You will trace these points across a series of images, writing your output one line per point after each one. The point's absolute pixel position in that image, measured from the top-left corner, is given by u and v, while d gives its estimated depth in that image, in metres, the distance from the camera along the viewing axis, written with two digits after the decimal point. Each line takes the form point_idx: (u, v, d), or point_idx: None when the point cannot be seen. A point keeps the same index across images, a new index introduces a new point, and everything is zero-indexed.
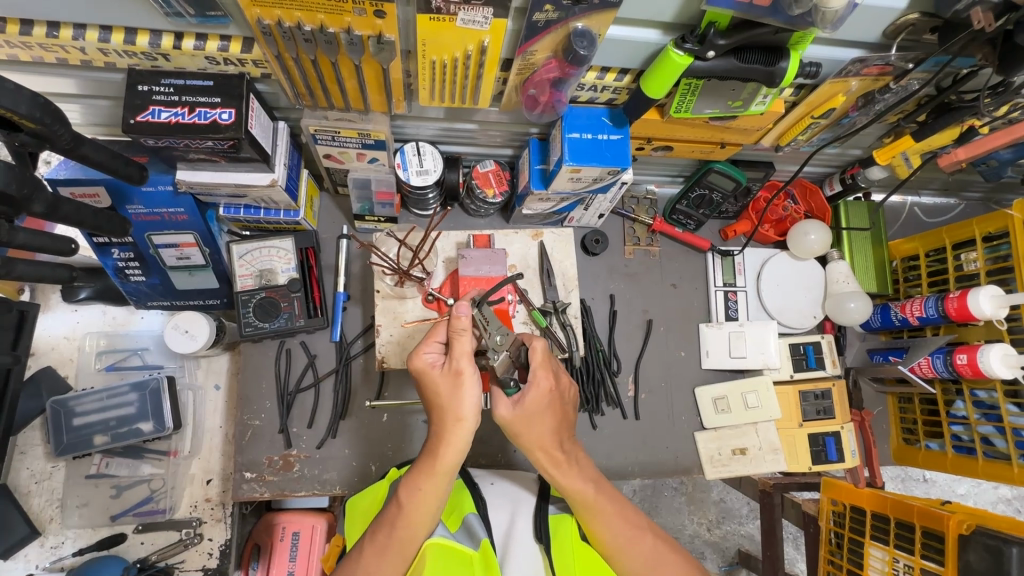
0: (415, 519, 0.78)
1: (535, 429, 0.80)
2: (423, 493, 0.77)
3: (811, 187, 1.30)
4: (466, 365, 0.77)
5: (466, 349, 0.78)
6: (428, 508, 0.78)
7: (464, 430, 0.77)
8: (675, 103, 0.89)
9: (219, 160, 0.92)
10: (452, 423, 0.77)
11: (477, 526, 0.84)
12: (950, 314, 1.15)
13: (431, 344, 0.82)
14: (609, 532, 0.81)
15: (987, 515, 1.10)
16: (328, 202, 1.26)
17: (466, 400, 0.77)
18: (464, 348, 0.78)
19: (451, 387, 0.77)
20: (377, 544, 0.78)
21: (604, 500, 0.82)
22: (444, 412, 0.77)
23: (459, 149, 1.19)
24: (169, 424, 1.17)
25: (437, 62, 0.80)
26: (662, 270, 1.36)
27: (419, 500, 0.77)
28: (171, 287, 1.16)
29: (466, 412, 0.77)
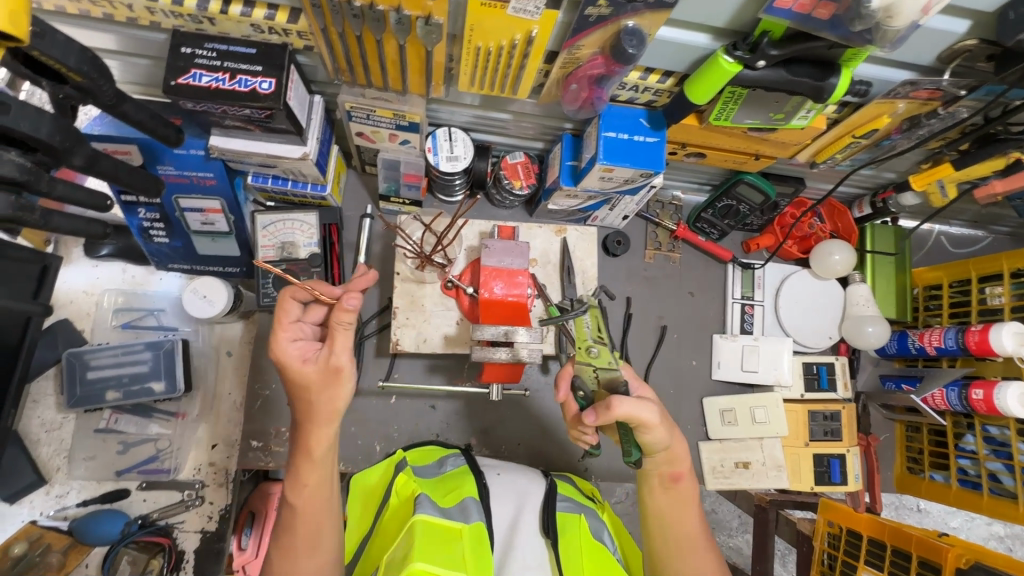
0: (309, 512, 0.77)
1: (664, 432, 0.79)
2: (307, 489, 0.77)
3: (839, 207, 1.29)
4: (345, 359, 0.76)
5: (349, 342, 0.77)
6: (314, 497, 0.78)
7: (327, 427, 0.77)
8: (716, 111, 0.88)
9: (254, 129, 0.92)
10: (327, 418, 0.76)
11: (473, 509, 0.83)
12: (969, 347, 1.14)
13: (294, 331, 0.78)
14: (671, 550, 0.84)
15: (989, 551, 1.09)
16: (354, 180, 1.25)
17: (342, 395, 0.77)
18: (346, 341, 0.76)
19: (330, 381, 0.75)
20: (281, 550, 0.77)
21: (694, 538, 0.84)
22: (316, 407, 0.76)
23: (490, 138, 1.18)
24: (181, 386, 1.18)
25: (483, 48, 0.79)
26: (681, 278, 1.35)
27: (302, 487, 0.77)
28: (193, 251, 1.17)
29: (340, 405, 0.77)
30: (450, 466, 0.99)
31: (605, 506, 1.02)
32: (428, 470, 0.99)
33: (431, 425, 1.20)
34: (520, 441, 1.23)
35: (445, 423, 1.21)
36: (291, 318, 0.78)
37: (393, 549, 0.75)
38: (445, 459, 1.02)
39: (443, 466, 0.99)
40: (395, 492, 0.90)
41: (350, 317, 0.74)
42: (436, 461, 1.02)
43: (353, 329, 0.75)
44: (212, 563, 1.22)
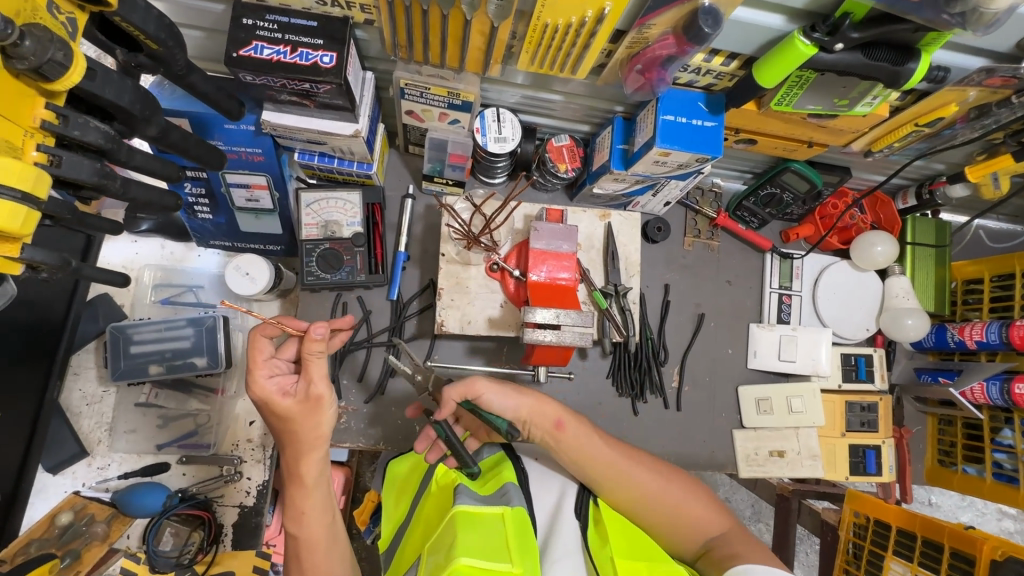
0: (317, 539, 0.82)
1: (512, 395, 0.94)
2: (307, 516, 0.82)
3: (883, 198, 1.28)
4: (324, 389, 0.82)
5: (324, 373, 0.82)
6: (319, 522, 0.83)
7: (316, 454, 0.82)
8: (779, 96, 0.87)
9: (309, 104, 0.91)
10: (312, 444, 0.82)
11: (514, 493, 0.83)
12: (1013, 341, 1.14)
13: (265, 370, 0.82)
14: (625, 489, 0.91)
15: None
16: (396, 160, 1.24)
17: (325, 420, 0.82)
18: (321, 372, 0.82)
19: (310, 412, 0.81)
20: None
21: (627, 464, 0.94)
22: (300, 436, 0.81)
23: (535, 120, 1.17)
24: (223, 362, 1.19)
25: (551, 25, 0.78)
26: (719, 266, 1.35)
27: (303, 519, 0.82)
28: (236, 228, 1.17)
29: (325, 431, 0.83)
30: (486, 454, 1.00)
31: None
32: (464, 458, 1.00)
33: None
34: None
35: None
36: (266, 355, 0.82)
37: (434, 539, 0.77)
38: (481, 451, 1.03)
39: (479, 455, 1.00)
40: (433, 480, 0.94)
41: (321, 344, 0.80)
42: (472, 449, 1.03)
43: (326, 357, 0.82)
44: (248, 538, 1.25)
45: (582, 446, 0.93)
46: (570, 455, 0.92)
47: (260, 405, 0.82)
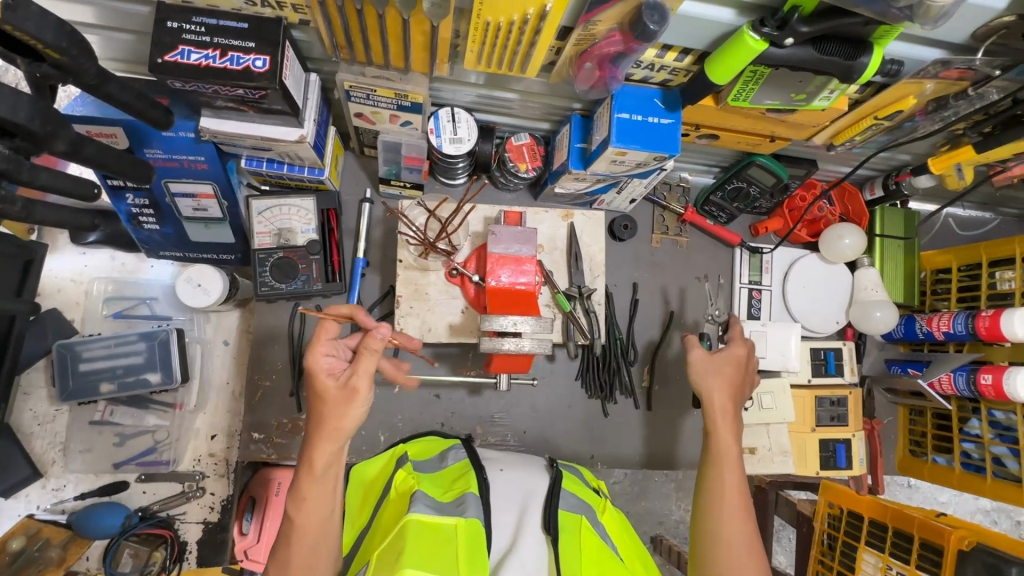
0: (309, 529, 0.76)
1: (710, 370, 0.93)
2: (307, 503, 0.77)
3: (850, 189, 1.26)
4: (363, 383, 0.79)
5: (369, 370, 0.79)
6: (312, 510, 0.76)
7: (327, 444, 0.77)
8: (735, 92, 0.85)
9: (248, 109, 0.87)
10: (330, 434, 0.77)
11: (473, 503, 0.78)
12: (979, 332, 1.13)
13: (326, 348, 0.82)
14: (702, 513, 0.86)
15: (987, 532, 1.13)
16: (352, 162, 1.19)
17: (353, 416, 0.78)
18: (367, 368, 0.79)
19: (342, 401, 0.78)
20: (279, 563, 0.76)
21: (732, 498, 0.85)
22: (325, 419, 0.78)
23: (494, 118, 1.13)
24: (177, 377, 1.15)
25: (492, 23, 0.74)
26: (688, 262, 1.33)
27: (302, 503, 0.76)
28: (186, 238, 1.13)
29: (348, 425, 0.78)
30: (452, 460, 0.96)
31: (606, 503, 1.00)
32: (429, 464, 0.96)
33: (435, 414, 1.18)
34: (525, 429, 1.21)
35: (449, 411, 1.19)
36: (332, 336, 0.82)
37: (384, 547, 0.71)
38: (446, 452, 0.99)
39: (444, 460, 0.96)
40: (393, 486, 0.88)
41: (378, 344, 0.78)
42: (437, 455, 0.99)
43: (380, 355, 0.79)
44: (213, 553, 1.23)
45: (722, 468, 0.88)
46: (716, 470, 0.88)
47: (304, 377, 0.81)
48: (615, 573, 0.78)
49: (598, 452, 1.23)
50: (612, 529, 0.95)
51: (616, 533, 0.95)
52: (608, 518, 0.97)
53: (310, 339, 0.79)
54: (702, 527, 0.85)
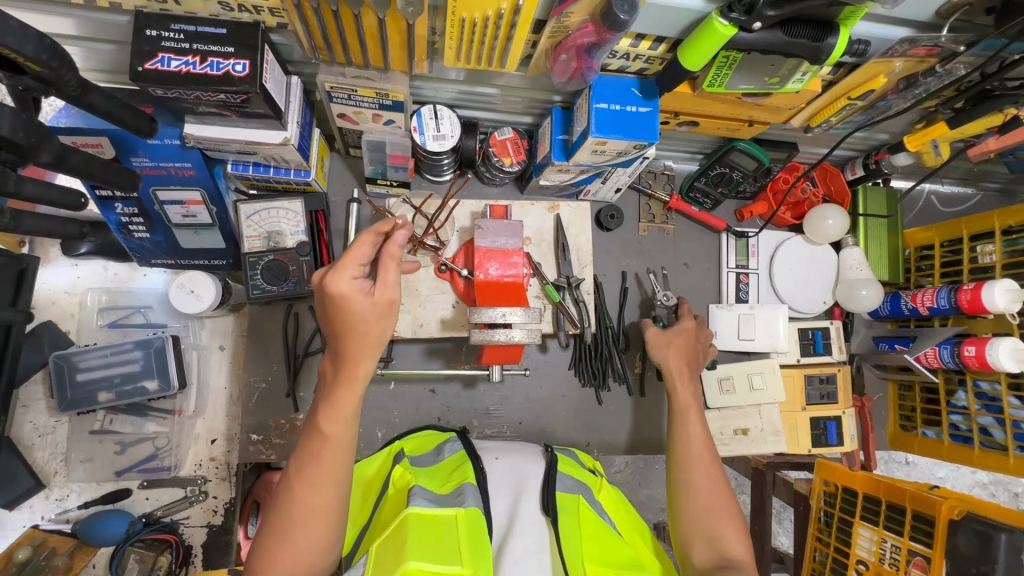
0: (343, 444, 0.76)
1: (664, 344, 1.11)
2: (340, 417, 0.76)
3: (831, 170, 1.28)
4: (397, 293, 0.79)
5: (394, 280, 0.78)
6: (345, 425, 0.76)
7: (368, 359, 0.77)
8: (709, 77, 0.86)
9: (230, 114, 0.88)
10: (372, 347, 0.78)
11: (470, 493, 0.79)
12: (961, 305, 1.15)
13: (352, 268, 0.76)
14: (677, 466, 0.95)
15: (977, 502, 1.14)
16: (339, 163, 1.21)
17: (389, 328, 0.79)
18: (396, 278, 0.78)
19: (383, 315, 0.77)
20: (306, 478, 0.74)
21: (698, 447, 0.96)
22: (366, 336, 0.76)
23: (476, 114, 1.14)
24: (175, 383, 1.16)
25: (467, 20, 0.76)
26: (676, 249, 1.35)
27: (337, 418, 0.76)
28: (177, 245, 1.14)
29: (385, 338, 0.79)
30: (448, 452, 0.97)
31: (603, 481, 1.02)
32: (425, 458, 0.97)
33: (432, 409, 1.20)
34: (521, 420, 1.23)
35: (444, 406, 1.21)
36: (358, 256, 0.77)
37: (383, 541, 0.72)
38: (442, 445, 1.00)
39: (441, 453, 0.97)
40: (393, 482, 0.89)
41: (401, 251, 0.78)
42: (434, 449, 1.00)
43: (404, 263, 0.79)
44: (219, 556, 1.24)
45: (684, 421, 1.00)
46: (679, 425, 0.99)
47: (330, 302, 0.75)
48: (613, 547, 0.80)
49: (594, 439, 1.25)
50: (608, 505, 0.96)
51: (613, 509, 0.96)
52: (605, 496, 0.98)
53: (338, 261, 0.75)
54: (676, 480, 0.94)
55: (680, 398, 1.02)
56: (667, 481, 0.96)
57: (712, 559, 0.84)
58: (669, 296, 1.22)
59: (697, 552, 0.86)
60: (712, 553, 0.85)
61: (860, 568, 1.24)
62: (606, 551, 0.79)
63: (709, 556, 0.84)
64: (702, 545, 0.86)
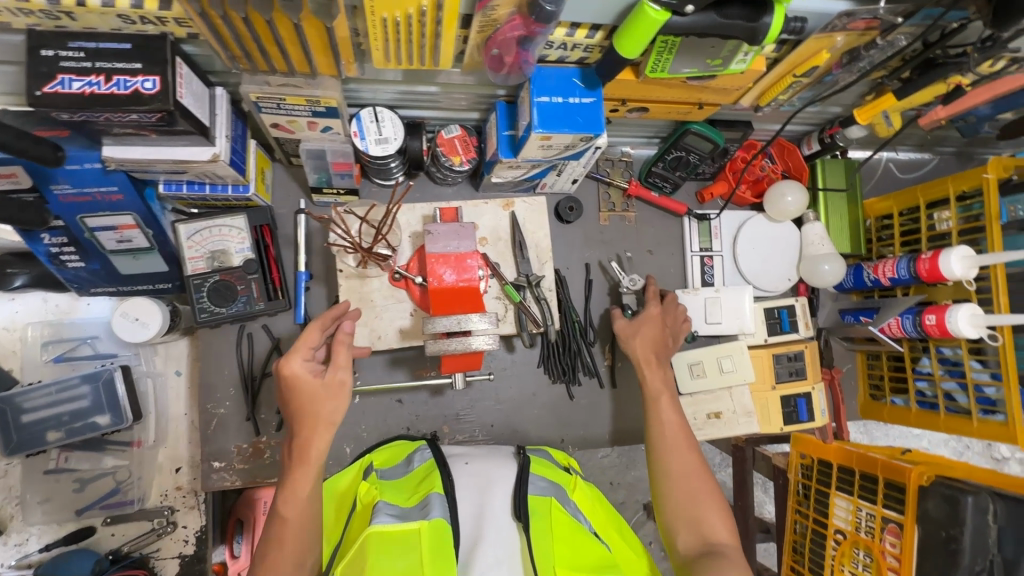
0: (299, 521, 0.81)
1: (634, 331, 1.11)
2: (297, 492, 0.82)
3: (788, 145, 1.26)
4: (345, 374, 0.87)
5: (344, 361, 0.87)
6: (301, 506, 0.82)
7: (320, 436, 0.84)
8: (651, 63, 0.83)
9: (149, 133, 0.82)
10: (325, 427, 0.84)
11: (436, 504, 0.76)
12: (921, 275, 1.15)
13: (302, 352, 0.86)
14: (657, 452, 0.97)
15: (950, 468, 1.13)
16: (282, 173, 1.15)
17: (341, 406, 0.87)
18: (345, 358, 0.87)
19: (333, 393, 0.85)
20: (269, 559, 0.78)
21: (674, 433, 0.98)
22: (317, 414, 0.84)
23: (421, 113, 1.10)
24: (128, 416, 1.12)
25: (388, 19, 0.71)
26: (638, 236, 1.33)
27: (293, 499, 0.82)
28: (116, 272, 1.08)
29: (337, 418, 0.86)
30: (417, 463, 0.93)
31: (576, 479, 0.97)
32: (395, 471, 0.94)
33: (400, 419, 1.18)
34: (493, 421, 1.21)
35: (413, 415, 1.18)
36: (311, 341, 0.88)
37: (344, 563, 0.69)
38: (412, 455, 0.96)
39: (411, 463, 0.94)
40: (359, 501, 0.86)
41: (352, 336, 0.89)
42: (404, 459, 0.97)
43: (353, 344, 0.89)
44: None
45: (658, 409, 1.01)
46: (654, 413, 1.01)
47: (285, 386, 0.85)
48: (586, 546, 0.77)
49: (568, 435, 1.24)
50: (584, 506, 0.92)
51: (589, 510, 0.92)
52: (580, 495, 0.94)
53: (293, 345, 0.85)
54: (655, 468, 0.96)
55: (651, 385, 1.04)
56: (647, 469, 0.98)
57: (696, 545, 0.87)
58: (634, 280, 1.21)
59: (683, 537, 0.89)
60: (697, 539, 0.88)
61: (838, 539, 1.21)
62: (579, 558, 0.75)
63: (694, 543, 0.87)
64: (687, 531, 0.89)
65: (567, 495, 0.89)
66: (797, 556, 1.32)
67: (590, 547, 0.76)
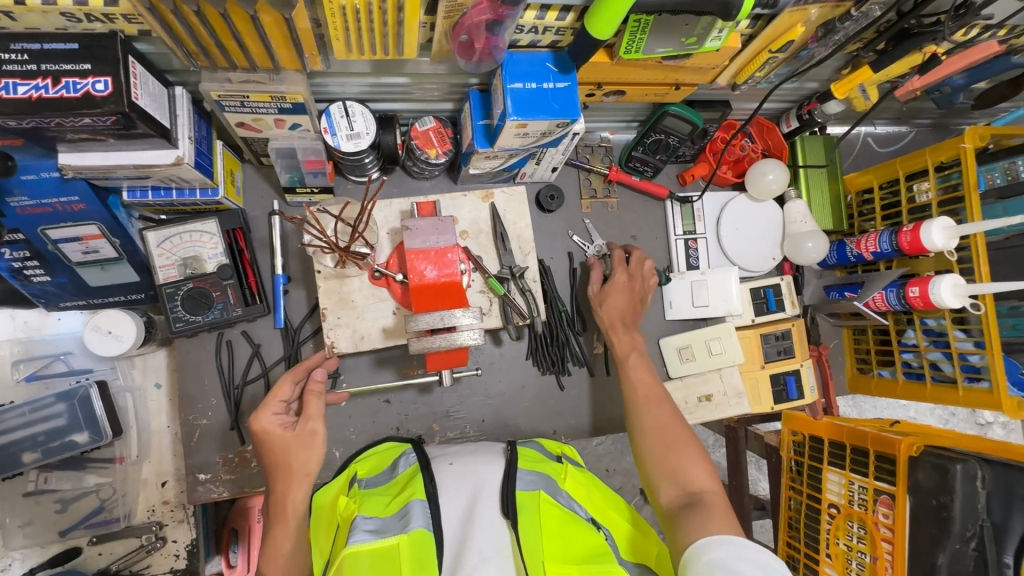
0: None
1: (603, 299, 1.15)
2: (278, 547, 0.84)
3: (768, 124, 1.25)
4: (318, 424, 0.89)
5: (317, 411, 0.90)
6: (283, 563, 0.83)
7: (297, 490, 0.86)
8: (624, 43, 0.82)
9: (106, 138, 0.79)
10: (300, 478, 0.86)
11: (417, 513, 0.74)
12: (903, 247, 1.15)
13: (273, 407, 0.89)
14: (634, 413, 0.99)
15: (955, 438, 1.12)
16: (252, 174, 1.12)
17: (316, 456, 0.88)
18: (317, 408, 0.90)
19: (304, 443, 0.87)
20: None
21: (646, 391, 1.01)
22: (291, 466, 0.86)
23: (393, 106, 1.07)
24: (107, 432, 1.09)
25: (348, 7, 0.69)
26: (621, 222, 1.31)
27: (276, 555, 0.84)
28: (84, 284, 1.05)
29: (313, 468, 0.87)
30: (402, 467, 0.89)
31: (568, 466, 0.92)
32: (380, 478, 0.90)
33: (390, 419, 1.16)
34: (484, 417, 1.20)
35: (402, 415, 1.17)
36: (281, 394, 0.90)
37: None
38: (398, 458, 0.92)
39: (395, 468, 0.89)
40: (342, 514, 0.83)
41: (322, 386, 0.93)
42: (389, 466, 0.92)
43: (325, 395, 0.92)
44: None
45: (629, 370, 1.05)
46: (625, 372, 1.05)
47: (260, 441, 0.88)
48: (578, 543, 0.74)
49: (560, 426, 1.23)
50: (579, 496, 0.87)
51: (586, 501, 0.87)
52: (573, 484, 0.88)
53: (263, 400, 0.87)
54: (632, 428, 0.98)
55: (618, 347, 1.09)
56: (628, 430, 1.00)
57: (678, 495, 0.85)
58: (599, 247, 1.25)
59: (664, 491, 0.87)
60: (677, 489, 0.85)
61: (832, 513, 1.22)
62: (571, 550, 0.72)
63: (675, 494, 0.85)
64: (667, 483, 0.87)
65: (558, 487, 0.85)
66: (792, 531, 1.33)
67: (579, 544, 0.74)
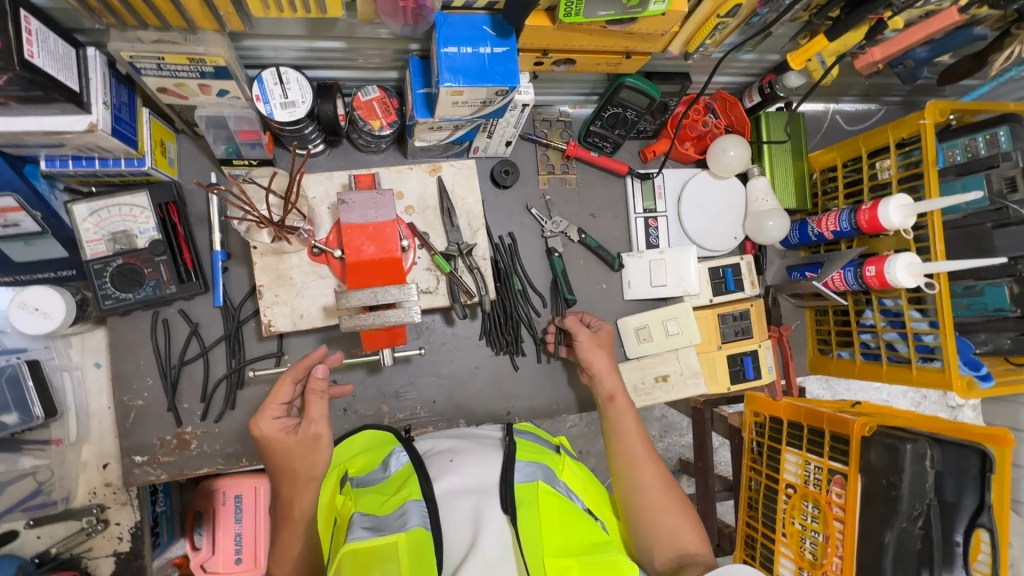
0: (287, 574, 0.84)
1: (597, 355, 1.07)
2: (287, 549, 0.85)
3: (730, 98, 1.20)
4: (323, 427, 0.85)
5: (321, 412, 0.85)
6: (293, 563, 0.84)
7: (303, 494, 0.84)
8: (563, 6, 0.77)
9: (6, 101, 0.73)
10: (305, 483, 0.84)
11: (414, 512, 0.69)
12: (861, 226, 1.13)
13: (275, 410, 0.85)
14: (620, 471, 0.94)
15: (917, 420, 1.10)
16: (188, 145, 1.07)
17: (323, 458, 0.85)
18: (320, 410, 0.85)
19: (309, 449, 0.83)
20: None
21: (637, 447, 0.96)
22: (297, 472, 0.84)
23: (333, 74, 1.02)
24: (38, 412, 1.06)
25: None
26: (580, 199, 1.28)
27: (285, 555, 0.84)
28: (9, 260, 1.00)
29: (319, 471, 0.85)
30: (395, 466, 0.82)
31: (566, 458, 0.89)
32: (373, 476, 0.83)
33: (339, 400, 1.13)
34: (437, 397, 1.17)
35: (351, 395, 1.14)
36: (281, 398, 0.86)
37: None
38: (389, 456, 0.85)
39: (388, 467, 0.82)
40: (337, 514, 0.79)
41: (324, 384, 0.86)
42: (380, 464, 0.86)
43: (327, 396, 0.86)
44: None
45: (618, 422, 1.00)
46: (613, 425, 1.00)
47: (260, 445, 0.84)
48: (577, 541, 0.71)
49: (514, 407, 1.21)
50: (576, 486, 0.84)
51: (584, 492, 0.85)
52: (570, 475, 0.86)
53: (260, 406, 0.83)
54: (619, 484, 0.94)
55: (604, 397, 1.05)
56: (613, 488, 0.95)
57: (671, 559, 0.85)
58: (556, 224, 1.22)
59: (657, 552, 0.86)
60: (670, 552, 0.86)
61: (789, 493, 1.21)
62: (571, 544, 0.71)
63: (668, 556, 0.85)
64: (660, 549, 0.86)
65: (556, 475, 0.82)
66: (752, 511, 1.32)
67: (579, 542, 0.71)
